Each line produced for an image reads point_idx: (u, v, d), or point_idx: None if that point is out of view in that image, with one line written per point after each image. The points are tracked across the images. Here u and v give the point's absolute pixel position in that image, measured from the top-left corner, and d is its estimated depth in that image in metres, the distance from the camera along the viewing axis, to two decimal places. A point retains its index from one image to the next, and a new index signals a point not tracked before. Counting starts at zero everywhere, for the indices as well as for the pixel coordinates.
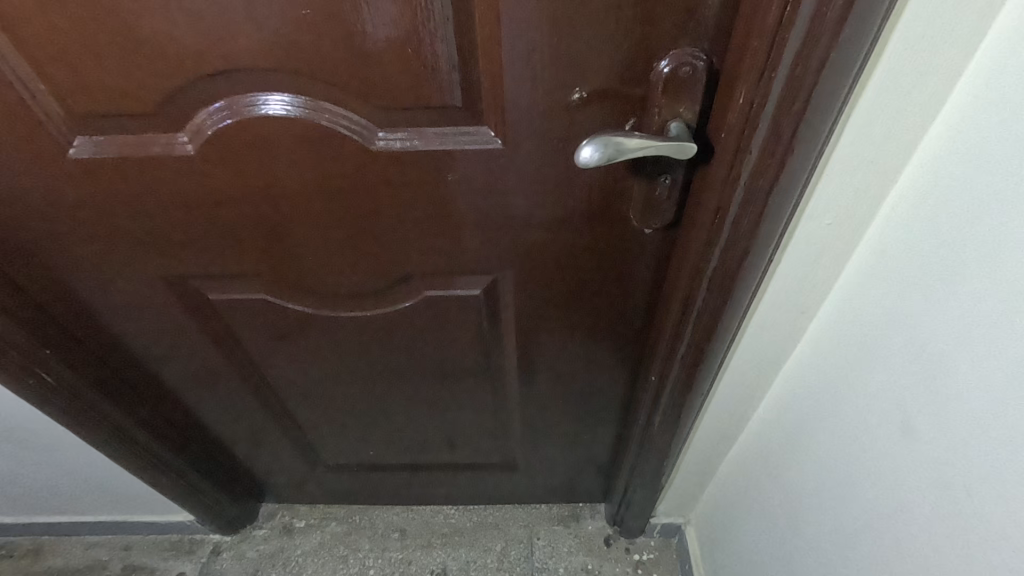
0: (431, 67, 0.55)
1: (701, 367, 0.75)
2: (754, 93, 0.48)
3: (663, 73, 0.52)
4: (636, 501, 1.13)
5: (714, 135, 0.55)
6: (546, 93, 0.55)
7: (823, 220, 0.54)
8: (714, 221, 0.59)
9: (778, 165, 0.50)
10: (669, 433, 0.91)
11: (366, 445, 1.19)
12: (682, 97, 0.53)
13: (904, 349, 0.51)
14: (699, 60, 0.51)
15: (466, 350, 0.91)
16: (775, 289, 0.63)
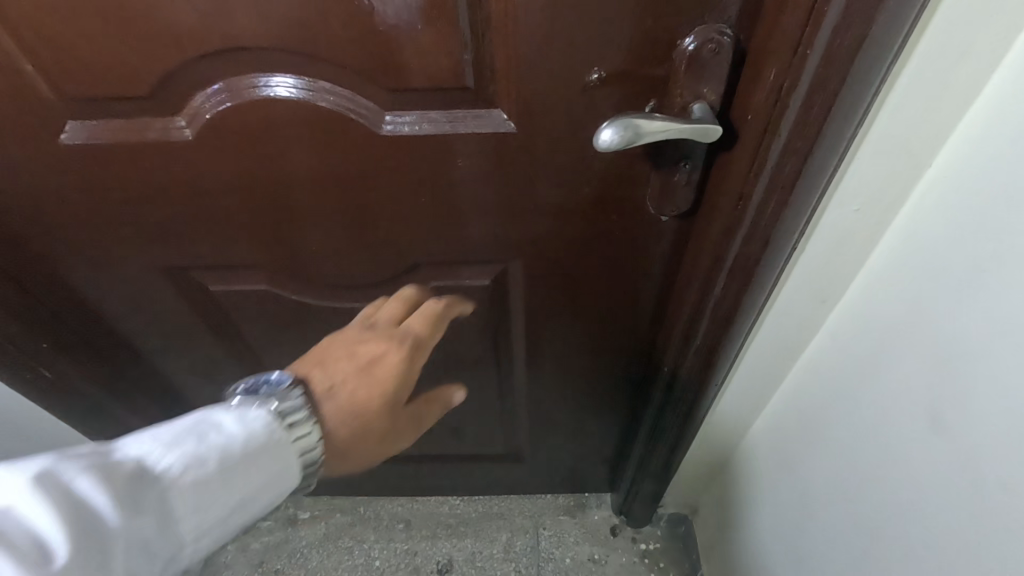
0: (443, 47, 0.52)
1: (717, 357, 0.73)
2: (784, 72, 0.46)
3: (687, 52, 0.49)
4: (643, 491, 1.12)
5: (738, 119, 0.52)
6: (564, 74, 0.53)
7: (850, 208, 0.52)
8: (736, 208, 0.57)
9: (807, 150, 0.48)
10: (680, 424, 0.90)
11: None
12: (706, 79, 0.50)
13: (930, 341, 0.49)
14: (725, 37, 0.48)
15: (474, 340, 0.90)
16: (796, 278, 0.60)
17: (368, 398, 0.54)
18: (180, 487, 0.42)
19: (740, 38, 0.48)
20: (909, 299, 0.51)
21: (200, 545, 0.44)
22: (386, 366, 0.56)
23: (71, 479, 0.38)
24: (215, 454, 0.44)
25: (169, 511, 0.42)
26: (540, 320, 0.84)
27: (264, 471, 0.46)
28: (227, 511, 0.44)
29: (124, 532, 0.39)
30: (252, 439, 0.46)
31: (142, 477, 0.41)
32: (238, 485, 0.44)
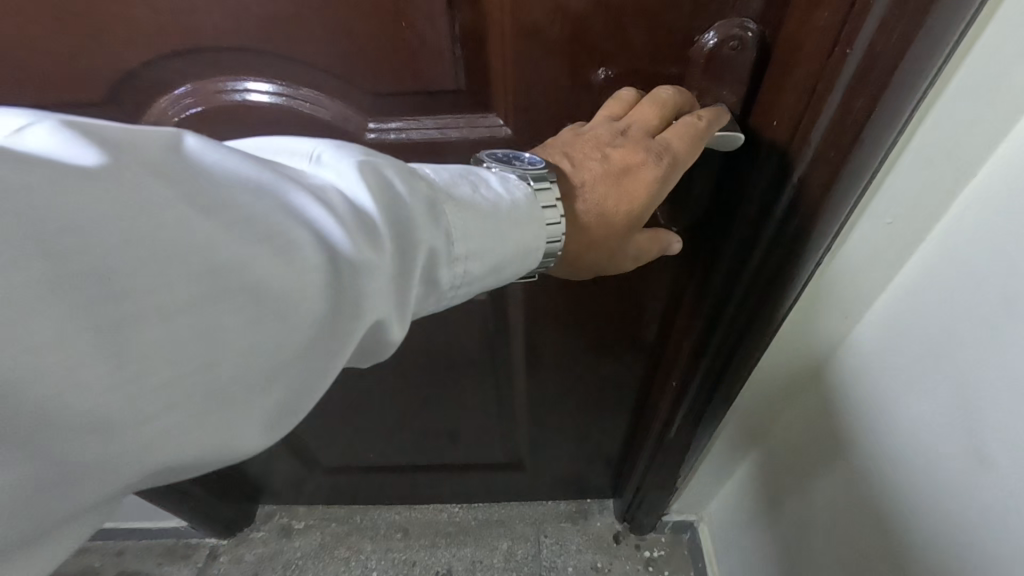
0: (436, 46, 0.47)
1: (730, 372, 0.68)
2: (819, 73, 0.42)
3: (707, 48, 0.45)
4: (648, 499, 1.09)
5: (764, 124, 0.47)
6: (570, 74, 0.48)
7: (883, 221, 0.47)
8: (757, 221, 0.52)
9: (839, 161, 0.43)
10: (688, 435, 0.86)
11: (368, 446, 1.14)
12: (726, 80, 0.46)
13: (978, 374, 0.43)
14: (748, 31, 0.44)
15: (470, 344, 0.87)
16: (816, 295, 0.55)
17: (613, 212, 0.45)
18: (452, 215, 0.39)
19: (765, 36, 0.44)
20: (950, 323, 0.45)
21: (463, 289, 0.41)
22: (636, 193, 0.45)
23: (386, 176, 0.37)
24: (485, 206, 0.41)
25: (442, 248, 0.38)
26: (545, 324, 0.81)
27: (520, 241, 0.42)
28: (496, 259, 0.41)
29: (416, 246, 0.37)
30: (513, 203, 0.42)
31: (431, 203, 0.38)
32: (502, 232, 0.41)
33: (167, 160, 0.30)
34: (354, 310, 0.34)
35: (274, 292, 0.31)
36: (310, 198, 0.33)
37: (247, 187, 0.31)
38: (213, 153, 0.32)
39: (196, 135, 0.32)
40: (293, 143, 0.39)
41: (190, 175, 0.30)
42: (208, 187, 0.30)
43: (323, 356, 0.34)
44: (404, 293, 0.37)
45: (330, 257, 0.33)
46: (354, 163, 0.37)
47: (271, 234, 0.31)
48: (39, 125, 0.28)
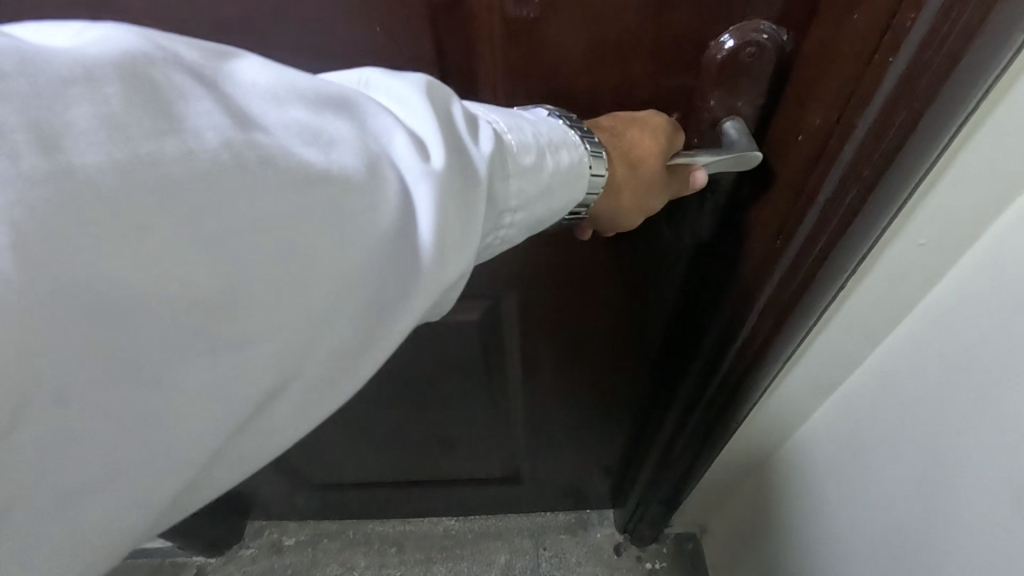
0: (417, 53, 0.42)
1: (741, 394, 0.64)
2: (854, 84, 0.37)
3: (723, 53, 0.40)
4: (650, 512, 1.05)
5: (790, 139, 0.42)
6: (571, 84, 0.43)
7: (911, 245, 0.42)
8: (776, 242, 0.48)
9: (871, 182, 0.39)
10: (693, 452, 0.82)
11: (359, 461, 1.10)
12: (743, 90, 0.42)
13: (1020, 418, 0.38)
14: (766, 33, 0.39)
15: (464, 359, 0.82)
16: (833, 317, 0.50)
17: (640, 142, 0.42)
18: (504, 135, 0.36)
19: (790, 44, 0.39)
20: (990, 357, 0.40)
21: (523, 218, 0.37)
22: (651, 121, 0.43)
23: (440, 95, 0.35)
24: (534, 128, 0.38)
25: (500, 167, 0.35)
26: (544, 338, 0.76)
27: (566, 167, 0.38)
28: (552, 181, 0.37)
29: (477, 159, 0.33)
30: (553, 131, 0.38)
31: (482, 123, 0.36)
32: (554, 151, 0.38)
33: (219, 76, 0.28)
34: (418, 230, 0.31)
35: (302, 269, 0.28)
36: (366, 113, 0.31)
37: (301, 102, 0.29)
38: (266, 72, 0.30)
39: (252, 57, 0.30)
40: (339, 77, 0.37)
41: (244, 94, 0.28)
42: (258, 103, 0.28)
43: (388, 285, 0.31)
44: (476, 211, 0.32)
45: (392, 169, 0.30)
46: (410, 83, 0.35)
47: (327, 146, 0.29)
48: (91, 28, 0.27)
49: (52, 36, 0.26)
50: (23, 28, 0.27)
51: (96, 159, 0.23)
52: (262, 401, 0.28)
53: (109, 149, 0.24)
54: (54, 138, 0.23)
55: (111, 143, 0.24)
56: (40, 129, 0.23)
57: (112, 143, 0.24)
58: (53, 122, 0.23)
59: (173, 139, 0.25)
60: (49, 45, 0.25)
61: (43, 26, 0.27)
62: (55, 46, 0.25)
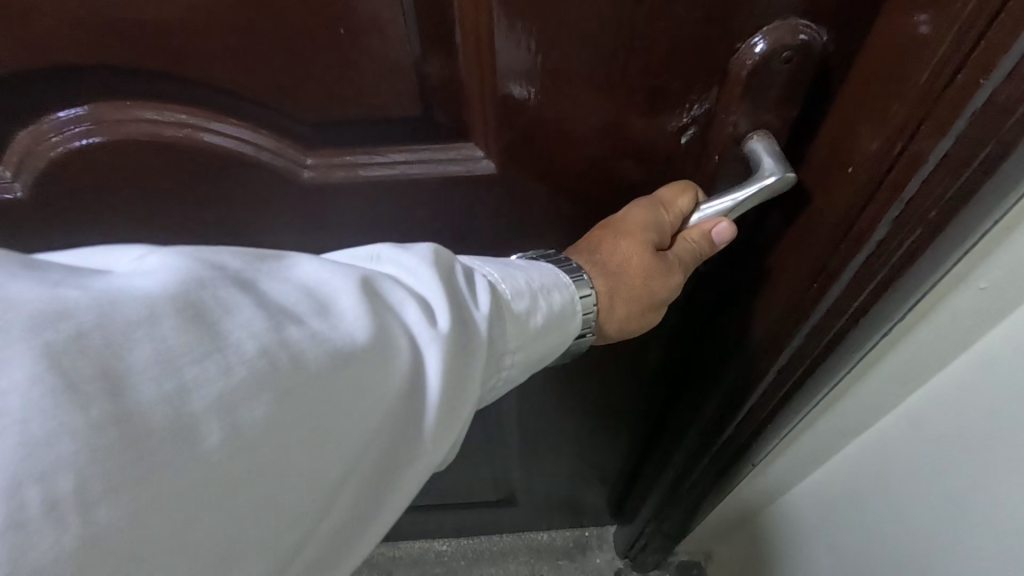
0: (391, 60, 0.36)
1: (760, 437, 0.59)
2: (921, 115, 0.32)
3: (753, 58, 0.34)
4: (653, 542, 0.99)
5: (841, 170, 0.37)
6: (577, 94, 0.37)
7: (968, 291, 0.36)
8: (815, 281, 0.43)
9: (935, 222, 0.34)
10: (700, 491, 0.76)
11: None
12: (773, 103, 0.36)
13: None
14: (804, 35, 0.33)
15: None
16: (863, 365, 0.45)
17: (618, 246, 0.39)
18: (505, 289, 0.34)
19: (830, 45, 0.34)
20: None
21: (520, 362, 0.34)
22: (626, 216, 0.39)
23: (451, 258, 0.33)
24: (527, 274, 0.35)
25: (499, 321, 0.32)
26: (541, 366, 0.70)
27: (560, 310, 0.36)
28: (549, 319, 0.35)
29: (480, 319, 0.31)
30: (543, 271, 0.36)
31: (479, 278, 0.33)
32: (545, 293, 0.35)
33: (250, 274, 0.26)
34: (427, 387, 0.28)
35: (291, 381, 0.24)
36: (382, 287, 0.29)
37: (320, 290, 0.27)
38: (292, 264, 0.28)
39: (287, 253, 0.29)
40: (347, 252, 0.34)
41: (277, 288, 0.26)
42: (284, 292, 0.26)
43: (391, 450, 0.28)
44: (476, 368, 0.30)
45: (405, 334, 0.28)
46: (415, 250, 0.32)
47: (347, 323, 0.26)
48: (154, 253, 0.26)
49: (115, 260, 0.26)
50: (92, 258, 0.26)
51: (154, 395, 0.21)
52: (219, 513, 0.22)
53: (163, 377, 0.21)
54: (118, 378, 0.20)
55: (163, 377, 0.21)
56: (105, 373, 0.20)
57: (162, 376, 0.21)
58: (116, 366, 0.20)
59: (215, 357, 0.22)
60: (114, 273, 0.24)
61: (111, 255, 0.26)
62: (119, 277, 0.23)
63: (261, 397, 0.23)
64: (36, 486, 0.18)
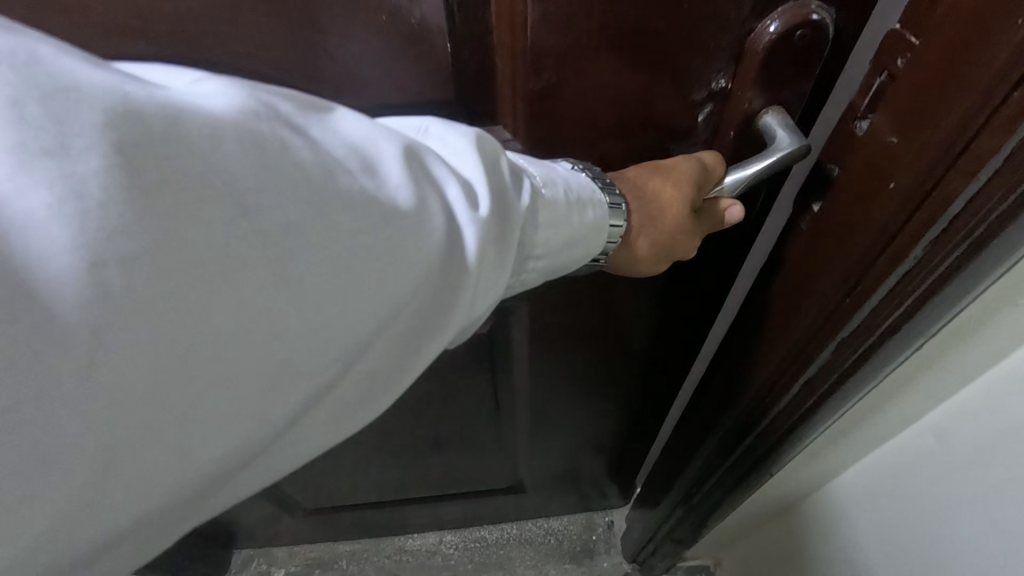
0: (424, 46, 0.38)
1: (778, 450, 0.58)
2: (971, 137, 0.32)
3: (768, 37, 0.36)
4: (663, 550, 0.93)
5: (879, 184, 0.37)
6: (600, 69, 0.39)
7: (1000, 324, 0.36)
8: (851, 295, 0.43)
9: (977, 240, 0.34)
10: (711, 503, 0.75)
11: (341, 519, 0.96)
12: (786, 82, 0.39)
13: None
14: (816, 15, 0.36)
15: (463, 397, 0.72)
16: (888, 386, 0.44)
17: (662, 192, 0.39)
18: (542, 189, 0.34)
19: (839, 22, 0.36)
20: None
21: (541, 269, 0.36)
22: (677, 167, 0.39)
23: (498, 147, 0.33)
24: (565, 179, 0.36)
25: (531, 218, 0.33)
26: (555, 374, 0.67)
27: (588, 223, 0.36)
28: (577, 230, 0.36)
29: (515, 208, 0.32)
30: (581, 183, 0.36)
31: (520, 174, 0.34)
32: (578, 203, 0.35)
33: (300, 121, 0.27)
34: (466, 269, 0.30)
35: (332, 226, 0.26)
36: (426, 160, 0.30)
37: (367, 145, 0.28)
38: (342, 120, 0.28)
39: (342, 108, 0.29)
40: (400, 120, 0.35)
41: (330, 140, 0.27)
42: (334, 145, 0.27)
43: (420, 318, 0.30)
44: (506, 259, 0.31)
45: (441, 210, 0.29)
46: (461, 130, 0.33)
47: (393, 188, 0.27)
48: (212, 79, 0.26)
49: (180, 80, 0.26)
50: (155, 74, 0.27)
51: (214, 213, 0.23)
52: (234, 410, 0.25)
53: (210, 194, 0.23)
54: (182, 189, 0.22)
55: (221, 200, 0.23)
56: (170, 182, 0.22)
57: (221, 197, 0.23)
58: (180, 177, 0.22)
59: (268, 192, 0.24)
60: (170, 87, 0.24)
61: (173, 74, 0.27)
62: (181, 93, 0.24)
63: (299, 245, 0.25)
64: (105, 267, 0.21)
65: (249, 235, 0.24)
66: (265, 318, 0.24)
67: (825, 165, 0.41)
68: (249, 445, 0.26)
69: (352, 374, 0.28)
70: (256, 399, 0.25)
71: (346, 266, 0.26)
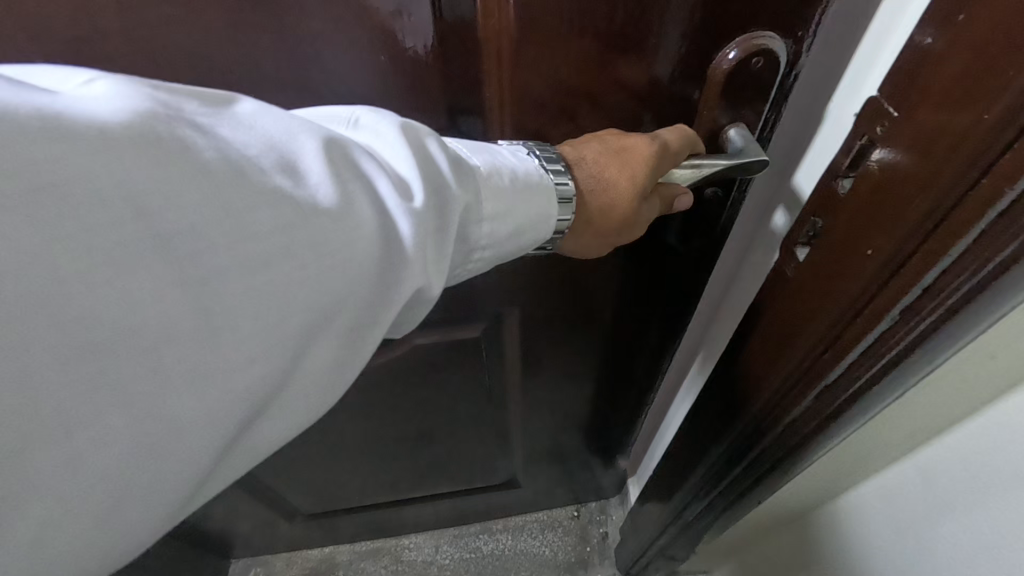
0: (375, 69, 0.35)
1: (743, 499, 0.53)
2: (944, 208, 0.27)
3: (726, 64, 0.35)
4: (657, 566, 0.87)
5: (854, 250, 0.32)
6: (568, 80, 0.36)
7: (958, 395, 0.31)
8: (816, 356, 0.37)
9: (946, 314, 0.29)
10: (687, 540, 0.70)
11: (339, 522, 0.98)
12: (751, 100, 0.37)
13: None
14: (775, 45, 0.34)
15: (448, 404, 0.71)
16: (851, 448, 0.40)
17: (617, 185, 0.35)
18: (487, 182, 0.31)
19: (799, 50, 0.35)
20: None
21: (488, 259, 0.33)
22: (636, 155, 0.35)
23: (434, 138, 0.29)
24: (511, 166, 0.32)
25: (474, 207, 0.30)
26: (537, 372, 0.66)
27: (532, 214, 0.33)
28: (525, 221, 0.33)
29: (456, 201, 0.28)
30: (527, 173, 0.32)
31: (462, 163, 0.30)
32: (526, 195, 0.32)
33: (205, 118, 0.22)
34: (406, 259, 0.26)
35: (211, 266, 0.21)
36: (352, 152, 0.26)
37: (283, 141, 0.24)
38: (243, 111, 0.24)
39: (247, 98, 0.25)
40: (322, 111, 0.30)
41: (236, 132, 0.23)
42: (241, 138, 0.23)
43: (362, 313, 0.26)
44: (446, 254, 0.28)
45: (369, 203, 0.25)
46: (389, 119, 0.29)
47: (313, 186, 0.24)
48: (102, 78, 0.22)
49: (63, 79, 0.22)
50: (35, 76, 0.22)
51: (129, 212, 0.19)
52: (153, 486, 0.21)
53: (100, 196, 0.19)
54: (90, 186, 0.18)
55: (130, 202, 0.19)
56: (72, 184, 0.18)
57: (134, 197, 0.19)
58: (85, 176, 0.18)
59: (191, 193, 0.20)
60: (62, 93, 0.20)
61: (52, 76, 0.22)
62: (67, 95, 0.20)
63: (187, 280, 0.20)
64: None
65: (160, 233, 0.20)
66: (158, 374, 0.20)
67: (804, 222, 0.36)
68: (162, 507, 0.22)
69: (257, 431, 0.25)
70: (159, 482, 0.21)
71: (237, 308, 0.22)
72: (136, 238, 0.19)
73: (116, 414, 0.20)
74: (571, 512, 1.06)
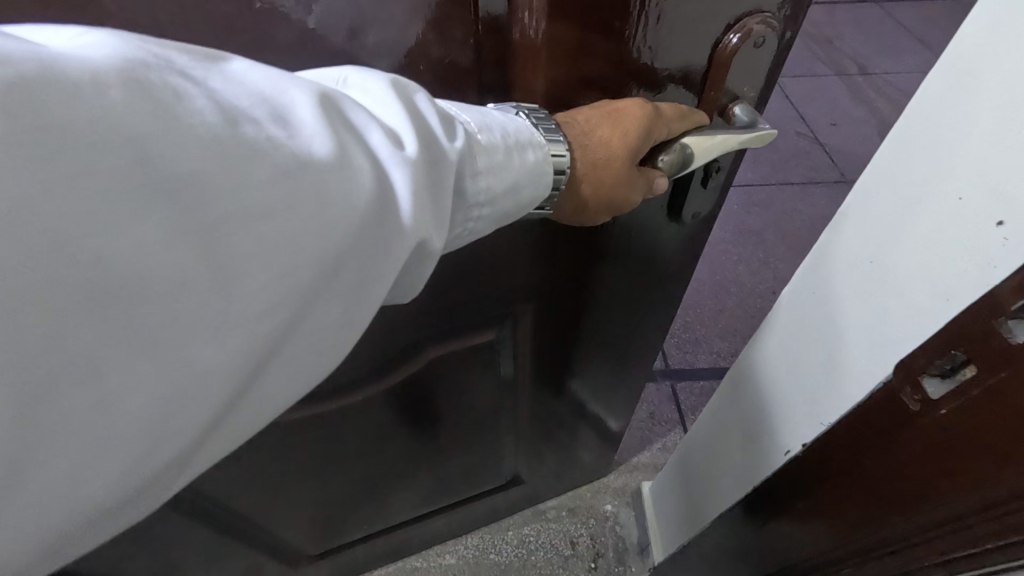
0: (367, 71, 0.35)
1: None
2: None
3: (731, 46, 0.36)
4: None
5: None
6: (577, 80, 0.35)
7: None
8: (968, 515, 0.32)
9: None
10: None
11: (338, 563, 0.86)
12: (748, 78, 0.38)
13: None
14: (770, 24, 0.36)
15: (462, 415, 0.69)
16: None
17: (609, 144, 0.35)
18: (477, 138, 0.31)
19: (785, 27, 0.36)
20: None
21: (486, 217, 0.33)
22: (629, 116, 0.35)
23: (424, 98, 0.30)
24: (501, 124, 0.33)
25: (467, 161, 0.31)
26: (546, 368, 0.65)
27: (524, 173, 0.33)
28: (521, 178, 0.33)
29: (450, 154, 0.29)
30: (518, 130, 0.33)
31: (451, 120, 0.30)
32: (519, 152, 0.33)
33: (197, 71, 0.23)
34: (400, 212, 0.27)
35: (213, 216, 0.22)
36: (341, 106, 0.27)
37: (275, 96, 0.25)
38: (230, 71, 0.24)
39: (238, 57, 0.25)
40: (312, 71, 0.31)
41: (228, 86, 0.24)
42: (233, 91, 0.24)
43: (361, 267, 0.27)
44: (444, 206, 0.29)
45: (363, 154, 0.26)
46: (378, 78, 0.29)
47: (308, 137, 0.24)
48: (91, 33, 0.22)
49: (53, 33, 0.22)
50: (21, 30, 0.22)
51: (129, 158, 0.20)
52: (165, 429, 0.22)
53: (105, 142, 0.20)
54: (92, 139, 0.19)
55: (126, 150, 0.20)
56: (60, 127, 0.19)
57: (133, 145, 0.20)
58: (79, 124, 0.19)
59: (183, 138, 0.21)
60: (52, 44, 0.21)
61: (36, 30, 0.22)
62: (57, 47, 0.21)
63: (194, 224, 0.21)
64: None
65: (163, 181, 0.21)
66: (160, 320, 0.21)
67: (941, 353, 0.32)
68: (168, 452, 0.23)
69: (262, 383, 0.26)
70: (169, 424, 0.22)
71: (246, 258, 0.23)
72: (146, 181, 0.20)
73: (126, 354, 0.21)
74: (588, 564, 0.96)
